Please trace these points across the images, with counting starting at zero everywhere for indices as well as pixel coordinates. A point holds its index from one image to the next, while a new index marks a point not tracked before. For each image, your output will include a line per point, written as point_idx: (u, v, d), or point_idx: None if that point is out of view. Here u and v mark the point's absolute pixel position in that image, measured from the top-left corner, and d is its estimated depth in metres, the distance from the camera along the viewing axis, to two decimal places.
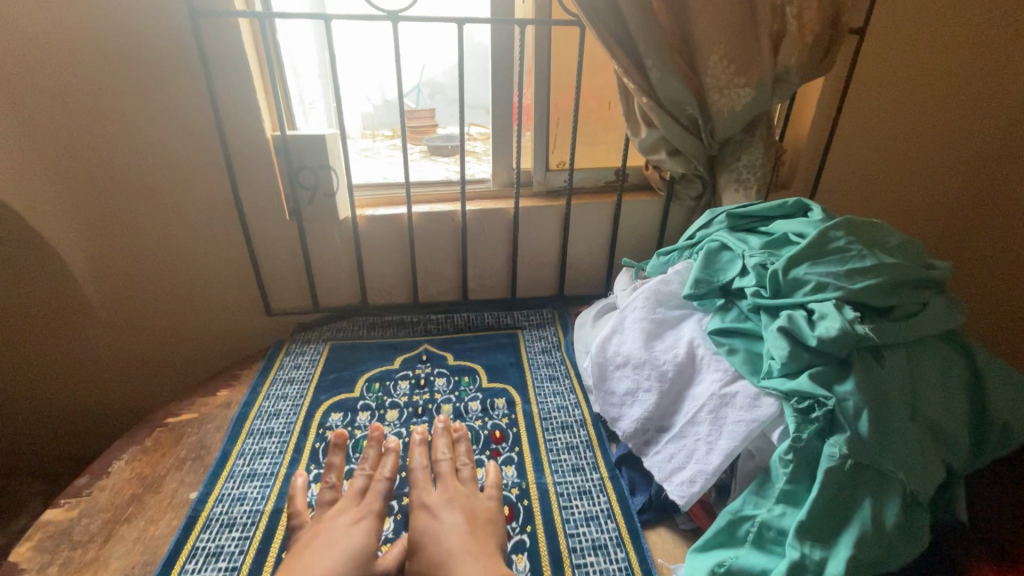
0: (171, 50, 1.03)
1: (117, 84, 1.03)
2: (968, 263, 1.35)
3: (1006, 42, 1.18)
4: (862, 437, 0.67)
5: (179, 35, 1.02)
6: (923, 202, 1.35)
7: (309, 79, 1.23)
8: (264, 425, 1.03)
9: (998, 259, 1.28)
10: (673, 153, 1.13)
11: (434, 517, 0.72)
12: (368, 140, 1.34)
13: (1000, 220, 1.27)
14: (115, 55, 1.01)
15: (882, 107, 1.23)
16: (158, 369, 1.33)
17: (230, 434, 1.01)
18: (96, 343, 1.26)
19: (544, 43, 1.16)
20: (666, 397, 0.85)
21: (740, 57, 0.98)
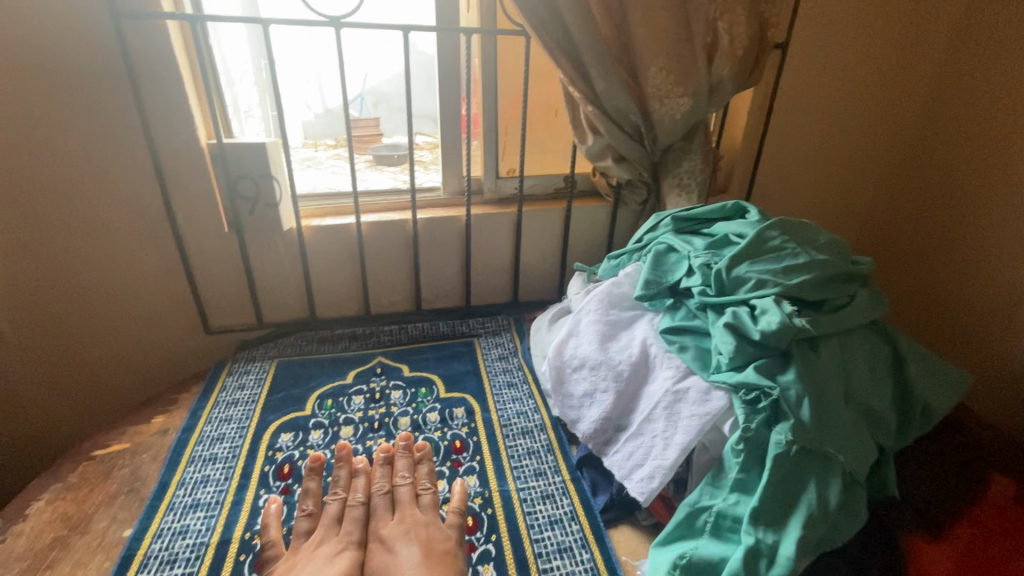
0: (89, 53, 0.96)
1: (28, 87, 0.95)
2: (886, 243, 1.47)
3: (903, 40, 1.28)
4: (805, 424, 0.71)
5: (100, 38, 0.95)
6: (846, 189, 1.45)
7: (245, 85, 1.17)
8: (207, 450, 0.96)
9: (909, 238, 1.41)
10: (618, 160, 1.18)
11: (389, 554, 0.69)
12: (309, 150, 1.28)
13: (909, 202, 1.39)
14: (25, 58, 0.93)
15: (804, 103, 1.32)
16: (82, 399, 1.22)
17: (169, 463, 0.94)
18: (7, 374, 1.14)
19: (490, 53, 1.17)
20: (623, 396, 0.87)
21: (678, 69, 1.03)
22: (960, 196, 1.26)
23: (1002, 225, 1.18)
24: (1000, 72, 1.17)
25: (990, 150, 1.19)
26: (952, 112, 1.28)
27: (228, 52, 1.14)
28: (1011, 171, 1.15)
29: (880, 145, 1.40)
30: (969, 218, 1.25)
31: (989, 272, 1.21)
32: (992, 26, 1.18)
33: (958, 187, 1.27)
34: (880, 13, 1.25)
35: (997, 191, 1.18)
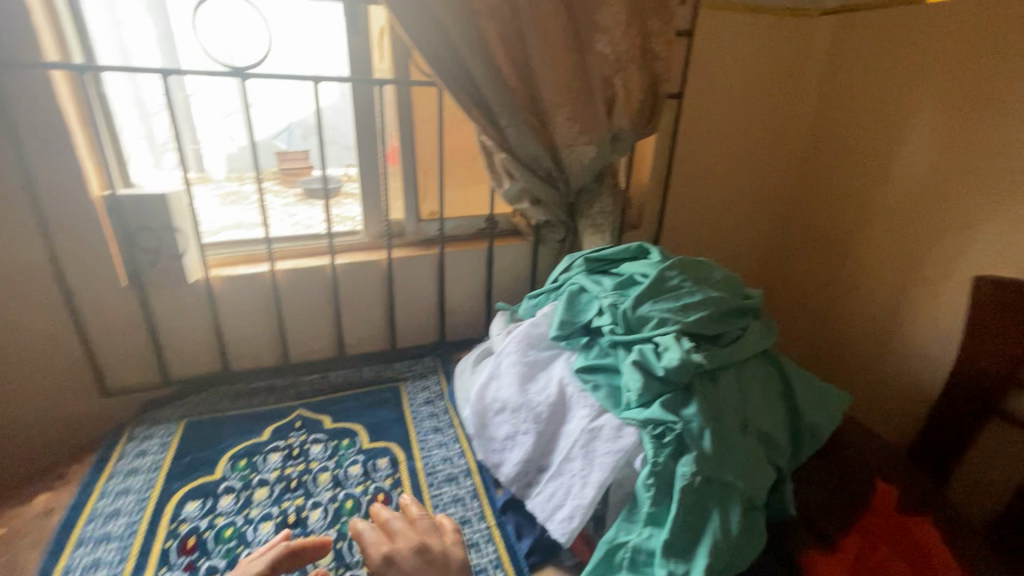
0: None
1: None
2: (790, 255, 1.60)
3: (784, 72, 1.43)
4: (707, 454, 0.75)
5: None
6: (750, 208, 1.58)
7: (160, 117, 1.12)
8: (100, 529, 0.88)
9: (807, 250, 1.54)
10: (535, 203, 1.24)
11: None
12: (234, 183, 1.23)
13: (806, 217, 1.53)
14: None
15: (705, 135, 1.43)
16: None
17: (52, 549, 0.84)
18: None
19: (405, 101, 1.20)
20: (543, 437, 0.88)
21: (582, 119, 1.10)
22: (840, 226, 1.43)
23: (875, 252, 1.35)
24: (860, 126, 1.35)
25: (858, 192, 1.37)
26: (826, 157, 1.45)
27: (134, 86, 1.09)
28: (875, 211, 1.33)
29: (776, 165, 1.55)
30: (846, 250, 1.42)
31: (866, 297, 1.38)
32: (850, 87, 1.37)
33: (836, 222, 1.44)
34: (760, 71, 1.40)
35: (866, 228, 1.36)
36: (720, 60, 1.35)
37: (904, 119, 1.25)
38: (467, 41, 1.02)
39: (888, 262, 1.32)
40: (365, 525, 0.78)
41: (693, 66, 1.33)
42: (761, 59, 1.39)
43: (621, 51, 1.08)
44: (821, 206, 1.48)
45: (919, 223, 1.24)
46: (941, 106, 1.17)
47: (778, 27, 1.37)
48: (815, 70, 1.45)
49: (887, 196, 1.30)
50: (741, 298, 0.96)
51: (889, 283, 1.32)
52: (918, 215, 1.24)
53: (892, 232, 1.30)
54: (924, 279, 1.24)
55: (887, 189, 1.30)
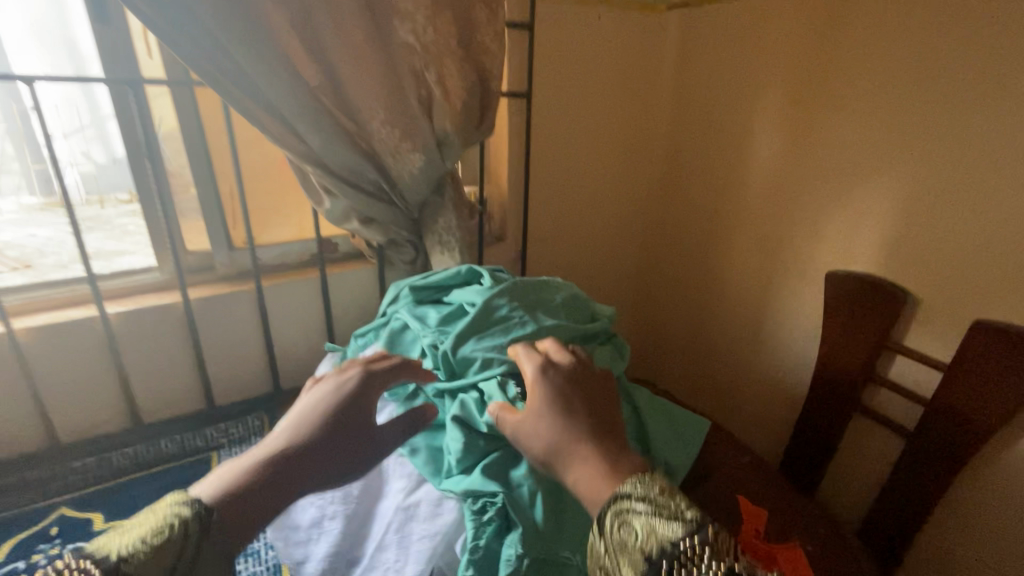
0: None
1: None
2: (660, 252, 1.53)
3: (637, 61, 1.36)
4: (536, 526, 0.62)
5: None
6: (619, 204, 1.49)
7: None
8: None
9: (675, 246, 1.48)
10: (366, 222, 1.07)
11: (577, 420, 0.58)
12: (93, 207, 1.00)
13: (672, 209, 1.47)
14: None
15: (561, 131, 1.32)
16: None
17: None
18: None
19: (189, 106, 0.98)
20: (354, 521, 0.70)
21: (403, 122, 0.95)
22: (705, 217, 1.38)
23: (740, 242, 1.31)
24: (713, 129, 1.32)
25: (717, 197, 1.34)
26: (685, 151, 1.40)
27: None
28: (735, 214, 1.30)
29: (641, 157, 1.47)
30: (712, 256, 1.38)
31: (735, 303, 1.35)
32: (700, 90, 1.33)
33: (700, 228, 1.40)
34: (611, 73, 1.33)
35: (729, 233, 1.33)
36: (566, 61, 1.26)
37: (752, 120, 1.22)
38: (235, 29, 0.82)
39: (750, 253, 1.29)
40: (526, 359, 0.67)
41: (534, 63, 1.22)
42: (610, 62, 1.32)
43: (434, 41, 0.92)
44: (684, 198, 1.43)
45: (775, 227, 1.22)
46: (785, 88, 1.15)
47: (625, 25, 1.30)
48: (666, 73, 1.40)
49: (743, 199, 1.28)
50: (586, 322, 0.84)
51: (755, 288, 1.29)
52: (774, 218, 1.22)
53: (752, 220, 1.27)
54: (784, 281, 1.22)
55: (747, 175, 1.26)
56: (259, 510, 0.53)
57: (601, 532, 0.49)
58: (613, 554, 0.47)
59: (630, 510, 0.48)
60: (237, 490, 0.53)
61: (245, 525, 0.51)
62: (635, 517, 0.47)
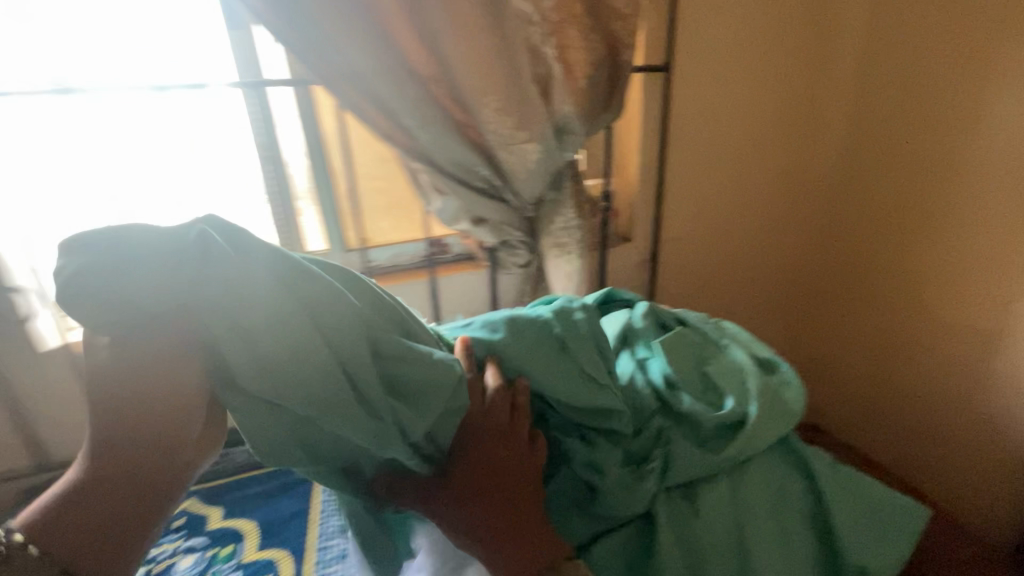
0: None
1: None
2: (831, 251, 1.21)
3: (810, 13, 1.08)
4: None
5: None
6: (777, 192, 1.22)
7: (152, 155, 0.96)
8: None
9: (852, 242, 1.15)
10: (477, 222, 0.96)
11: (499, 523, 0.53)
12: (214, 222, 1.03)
13: (851, 195, 1.14)
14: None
15: (709, 110, 1.10)
16: None
17: None
18: None
19: (306, 105, 0.96)
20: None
21: (516, 110, 0.82)
22: (899, 206, 1.04)
23: (958, 241, 0.95)
24: (914, 90, 0.97)
25: (921, 182, 0.99)
26: (871, 120, 1.07)
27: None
28: (953, 202, 0.94)
29: (808, 134, 1.18)
30: (911, 259, 1.03)
31: (947, 324, 0.99)
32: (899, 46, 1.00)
33: (892, 222, 1.06)
34: (775, 33, 1.07)
35: (936, 231, 0.98)
36: (716, 24, 1.03)
37: (985, 70, 0.86)
38: (341, 16, 0.75)
39: (978, 254, 0.92)
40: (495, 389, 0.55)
41: (676, 27, 1.01)
42: (775, 21, 1.06)
43: (555, 8, 0.78)
44: (870, 180, 1.09)
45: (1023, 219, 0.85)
46: None
47: None
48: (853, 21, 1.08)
49: (965, 182, 0.92)
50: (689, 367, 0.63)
51: (988, 302, 0.92)
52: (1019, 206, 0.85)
53: (978, 209, 0.91)
54: None
55: (976, 145, 0.89)
56: (78, 527, 0.43)
57: None
58: None
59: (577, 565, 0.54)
60: (84, 492, 0.44)
61: (110, 528, 0.44)
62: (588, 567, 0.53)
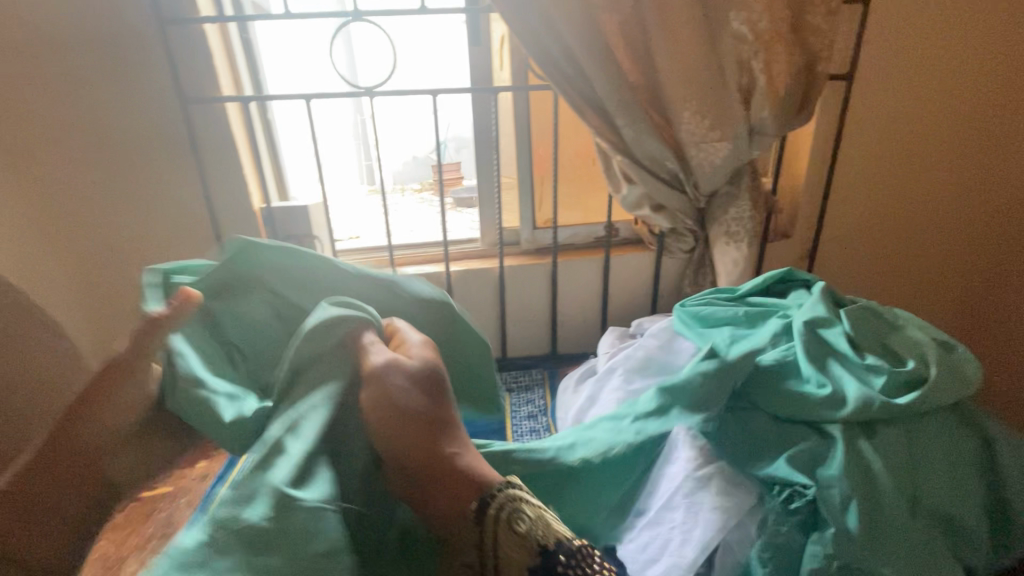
0: (153, 124, 1.03)
1: (97, 136, 1.03)
2: None
3: (1008, 29, 1.11)
4: (850, 534, 0.59)
5: (167, 114, 1.03)
6: (949, 203, 1.24)
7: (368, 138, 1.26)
8: None
9: None
10: (657, 209, 1.11)
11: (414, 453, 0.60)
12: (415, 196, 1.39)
13: None
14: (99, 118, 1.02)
15: (886, 119, 1.16)
16: None
17: None
18: None
19: (523, 107, 1.18)
20: (640, 477, 0.76)
21: (714, 113, 0.96)
22: None
23: None
24: None
25: None
26: None
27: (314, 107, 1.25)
28: None
29: (991, 147, 1.20)
30: None
31: None
32: None
33: None
34: (964, 48, 1.11)
35: None
36: (905, 36, 1.10)
37: None
38: (580, 35, 0.95)
39: None
40: (415, 353, 0.63)
41: (865, 38, 1.08)
42: (966, 36, 1.10)
43: (763, 28, 0.92)
44: None
45: None
46: None
47: None
48: None
49: None
50: (869, 337, 0.74)
51: None
52: None
53: None
54: None
55: None
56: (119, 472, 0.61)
57: (514, 518, 0.56)
58: (535, 522, 0.57)
59: (511, 490, 0.59)
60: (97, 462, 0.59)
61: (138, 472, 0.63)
62: (525, 496, 0.59)
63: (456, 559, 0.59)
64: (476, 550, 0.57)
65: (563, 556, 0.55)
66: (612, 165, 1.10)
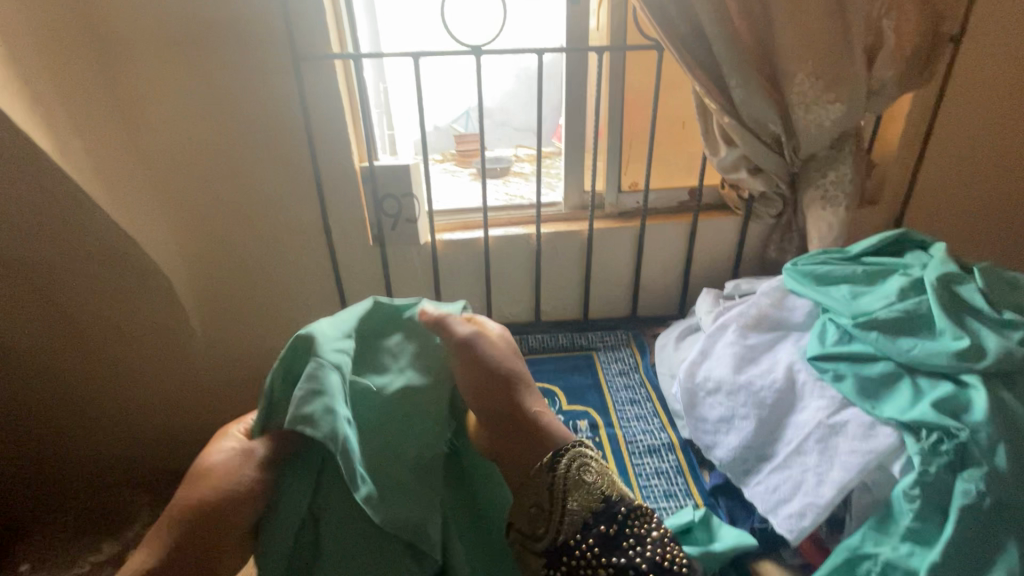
0: (266, 80, 1.06)
1: (213, 91, 1.05)
2: None
3: None
4: (999, 472, 0.62)
5: (279, 69, 1.05)
6: None
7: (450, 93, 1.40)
8: None
9: None
10: (753, 171, 1.11)
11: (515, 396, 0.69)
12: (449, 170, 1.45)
13: None
14: (208, 69, 1.04)
15: (991, 83, 1.14)
16: (233, 393, 1.31)
17: None
18: (181, 367, 1.26)
19: (619, 67, 1.18)
20: (765, 425, 0.80)
21: (829, 74, 0.97)
22: None
23: None
24: None
25: None
26: None
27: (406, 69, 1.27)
28: None
29: None
30: None
31: None
32: None
33: None
34: None
35: None
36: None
37: None
38: None
39: None
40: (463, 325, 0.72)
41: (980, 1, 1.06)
42: None
43: None
44: None
45: None
46: None
47: None
48: None
49: None
50: (996, 293, 0.76)
51: None
52: None
53: None
54: None
55: None
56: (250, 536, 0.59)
57: (574, 468, 0.64)
58: (592, 476, 0.64)
59: (580, 449, 0.66)
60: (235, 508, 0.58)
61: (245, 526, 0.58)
62: (594, 457, 0.66)
63: (521, 511, 0.66)
64: (547, 493, 0.64)
65: (623, 509, 0.63)
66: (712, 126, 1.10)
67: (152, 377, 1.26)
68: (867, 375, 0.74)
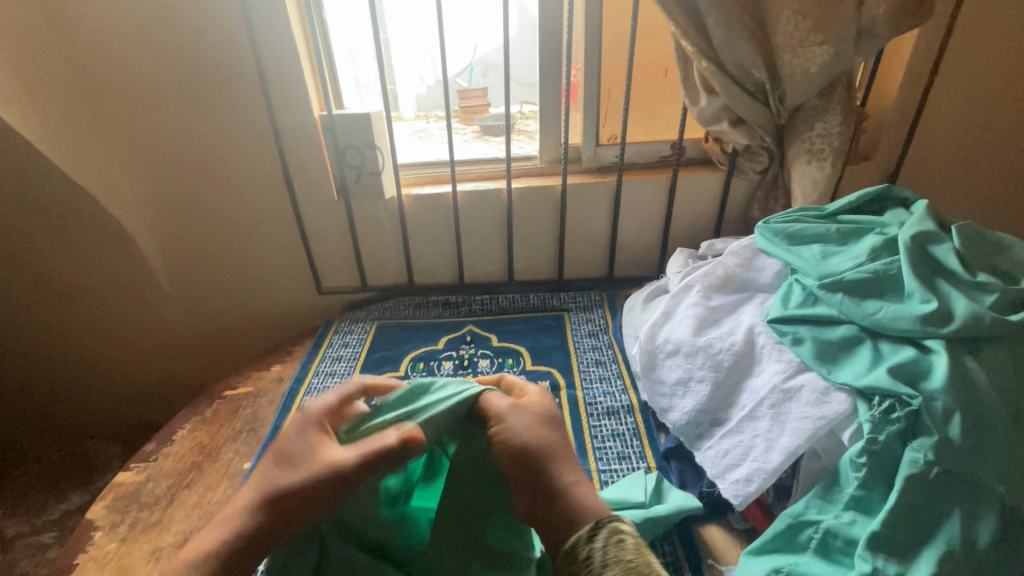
0: (212, 20, 0.99)
1: (157, 32, 0.99)
2: None
3: None
4: (951, 442, 0.59)
5: (225, 7, 0.98)
6: None
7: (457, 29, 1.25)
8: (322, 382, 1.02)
9: None
10: (736, 123, 1.03)
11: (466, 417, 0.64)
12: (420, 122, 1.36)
13: None
14: (149, 8, 0.97)
15: (1000, 28, 1.04)
16: (202, 348, 1.31)
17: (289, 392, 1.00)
18: (148, 321, 1.26)
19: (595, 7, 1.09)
20: (721, 388, 0.77)
21: (816, 13, 0.88)
22: None
23: None
24: None
25: None
26: None
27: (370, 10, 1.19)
28: None
29: None
30: None
31: None
32: None
33: None
34: None
35: None
36: None
37: None
38: None
39: None
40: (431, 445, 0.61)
41: None
42: None
43: None
44: None
45: None
46: None
47: None
48: None
49: None
50: (970, 252, 0.71)
51: None
52: None
53: None
54: None
55: None
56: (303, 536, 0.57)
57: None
58: None
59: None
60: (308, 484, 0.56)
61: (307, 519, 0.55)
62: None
63: None
64: None
65: None
66: (692, 73, 1.02)
67: (120, 330, 1.26)
68: (827, 339, 0.71)
